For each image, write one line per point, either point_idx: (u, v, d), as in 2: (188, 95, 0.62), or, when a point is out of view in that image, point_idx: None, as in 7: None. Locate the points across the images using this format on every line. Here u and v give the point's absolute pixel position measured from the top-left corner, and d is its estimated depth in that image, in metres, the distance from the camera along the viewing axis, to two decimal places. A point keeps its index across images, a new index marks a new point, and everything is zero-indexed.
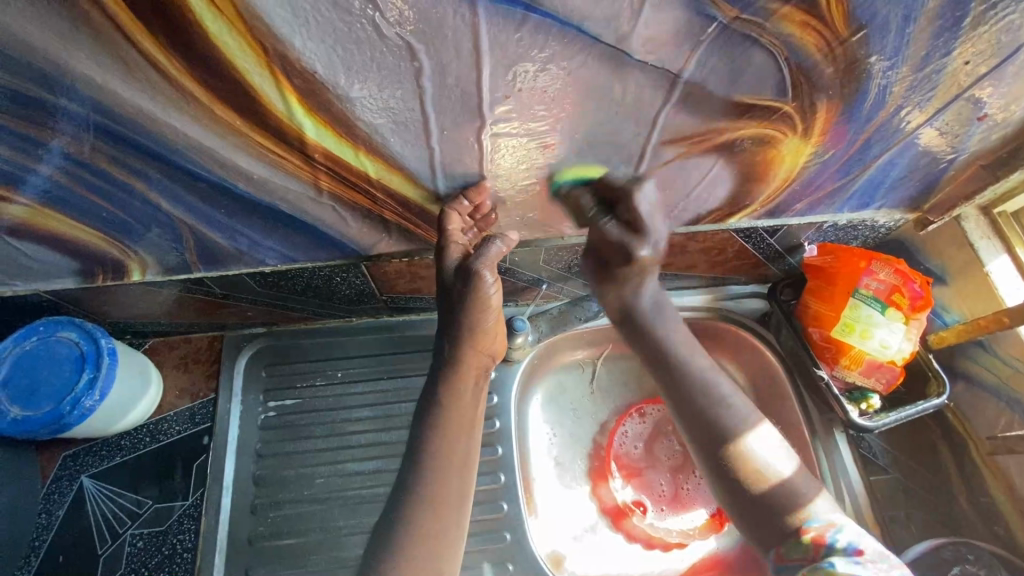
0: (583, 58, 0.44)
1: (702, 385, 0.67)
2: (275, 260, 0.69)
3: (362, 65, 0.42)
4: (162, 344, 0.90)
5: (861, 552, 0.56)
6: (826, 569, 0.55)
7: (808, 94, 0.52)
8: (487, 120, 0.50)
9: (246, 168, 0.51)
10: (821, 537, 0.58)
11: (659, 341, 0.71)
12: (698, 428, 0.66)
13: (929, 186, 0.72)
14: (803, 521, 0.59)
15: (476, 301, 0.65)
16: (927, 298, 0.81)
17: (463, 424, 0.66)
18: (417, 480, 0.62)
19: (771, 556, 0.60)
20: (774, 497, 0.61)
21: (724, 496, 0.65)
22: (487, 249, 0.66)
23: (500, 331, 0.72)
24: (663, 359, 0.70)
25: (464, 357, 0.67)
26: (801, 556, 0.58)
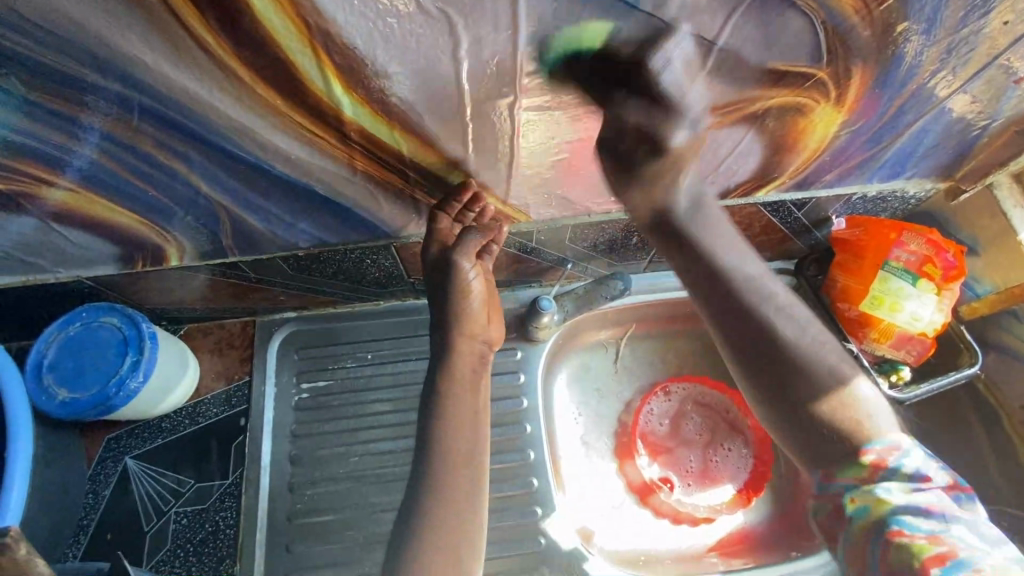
0: (619, 27, 0.44)
1: (758, 299, 0.59)
2: (308, 243, 0.71)
3: (400, 40, 0.43)
4: (197, 330, 0.92)
5: (925, 480, 0.54)
6: (877, 495, 0.53)
7: (843, 59, 0.51)
8: (520, 94, 0.50)
9: (283, 148, 0.52)
10: (883, 460, 0.54)
11: (705, 247, 0.61)
12: (757, 345, 0.58)
13: (962, 153, 0.71)
14: (864, 442, 0.55)
15: (458, 289, 0.70)
16: (961, 268, 0.80)
17: (468, 412, 0.67)
18: (449, 452, 0.64)
19: (819, 476, 0.57)
20: (848, 428, 0.56)
21: (773, 414, 0.59)
22: (465, 240, 0.69)
23: (492, 318, 0.75)
24: (707, 270, 0.61)
25: (456, 345, 0.70)
26: (855, 477, 0.55)
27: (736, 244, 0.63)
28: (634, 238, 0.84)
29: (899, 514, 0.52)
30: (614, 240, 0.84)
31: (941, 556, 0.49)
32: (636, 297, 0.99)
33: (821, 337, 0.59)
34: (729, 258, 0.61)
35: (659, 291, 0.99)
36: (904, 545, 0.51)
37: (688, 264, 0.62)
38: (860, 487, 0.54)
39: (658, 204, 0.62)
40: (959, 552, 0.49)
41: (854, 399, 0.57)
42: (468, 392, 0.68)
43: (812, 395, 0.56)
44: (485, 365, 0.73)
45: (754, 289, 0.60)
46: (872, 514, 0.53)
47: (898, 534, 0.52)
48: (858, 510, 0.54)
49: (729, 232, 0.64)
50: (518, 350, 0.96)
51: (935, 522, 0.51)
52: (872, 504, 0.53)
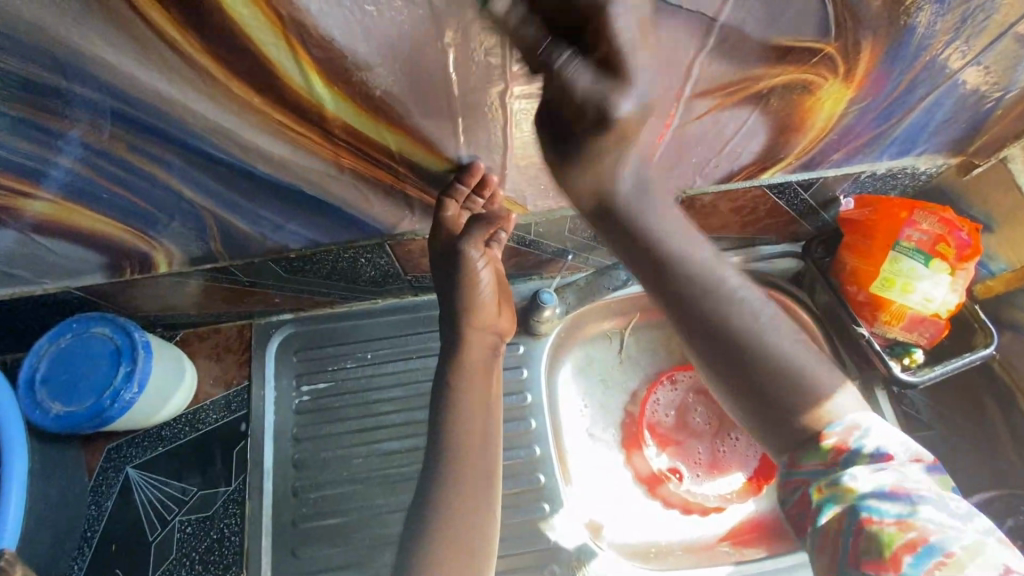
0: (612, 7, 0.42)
1: (712, 285, 0.51)
2: (299, 244, 0.69)
3: (378, 28, 0.40)
4: (193, 336, 0.90)
5: (888, 458, 0.46)
6: (843, 482, 0.45)
7: (851, 32, 0.48)
8: (511, 83, 0.48)
9: (265, 148, 0.50)
10: (841, 441, 0.47)
11: (654, 235, 0.52)
12: (718, 346, 0.51)
13: (975, 126, 0.68)
14: (823, 425, 0.49)
15: (467, 280, 0.68)
16: (975, 247, 0.77)
17: (479, 406, 0.65)
18: (457, 445, 0.61)
19: (786, 465, 0.50)
20: (816, 421, 0.49)
21: (740, 403, 0.51)
22: (471, 227, 0.66)
23: (503, 309, 0.72)
24: (655, 260, 0.52)
25: (467, 336, 0.68)
26: (820, 464, 0.47)
27: (688, 223, 0.54)
28: None
29: (866, 501, 0.44)
30: None
31: (909, 544, 0.41)
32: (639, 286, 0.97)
33: (779, 317, 0.52)
34: (676, 242, 0.52)
35: None
36: (871, 536, 0.43)
37: (639, 259, 0.52)
38: (827, 473, 0.47)
39: (606, 185, 0.49)
40: (928, 537, 0.42)
41: (823, 396, 0.49)
42: (478, 387, 0.66)
43: (782, 386, 0.50)
44: (496, 358, 0.71)
45: (716, 286, 0.51)
46: (841, 503, 0.45)
47: (865, 524, 0.43)
48: (827, 499, 0.46)
49: (674, 209, 0.54)
50: (520, 345, 0.95)
51: (912, 509, 0.43)
52: (841, 492, 0.45)
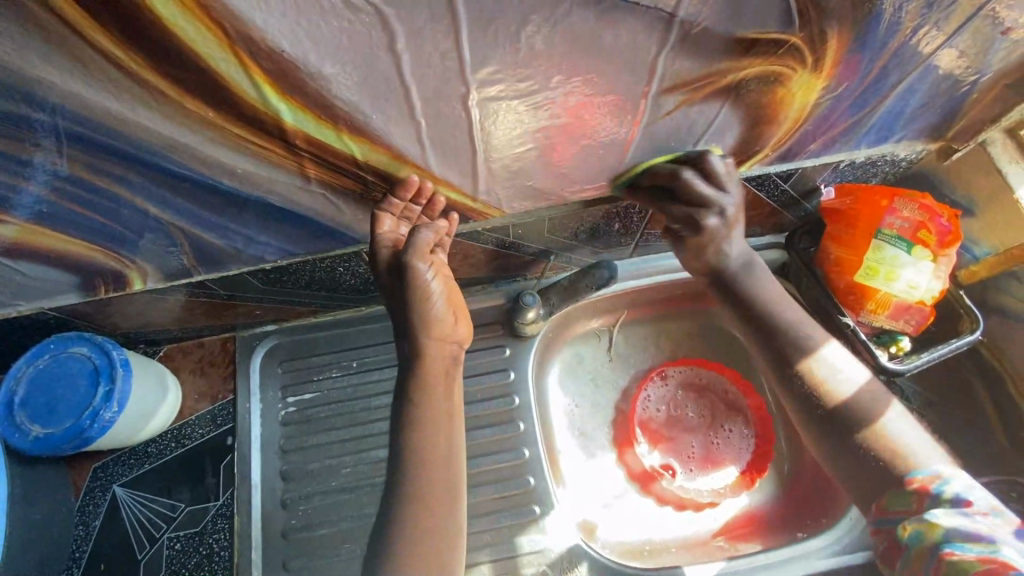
0: (567, 7, 0.41)
1: (779, 321, 0.67)
2: (274, 256, 0.68)
3: (329, 39, 0.39)
4: (177, 351, 0.90)
5: (969, 504, 0.55)
6: (927, 520, 0.55)
7: (816, 22, 0.48)
8: (472, 87, 0.47)
9: (228, 162, 0.50)
10: (922, 488, 0.57)
11: (739, 281, 0.69)
12: (769, 343, 0.67)
13: (952, 111, 0.68)
14: (909, 470, 0.59)
15: (417, 292, 0.65)
16: (956, 233, 0.77)
17: (441, 420, 0.64)
18: (422, 469, 0.61)
19: (872, 511, 0.60)
20: (830, 399, 0.63)
21: (797, 410, 0.66)
22: (413, 239, 0.64)
23: (461, 318, 0.70)
24: (737, 298, 0.69)
25: (426, 350, 0.66)
26: (904, 510, 0.57)
27: (770, 279, 0.71)
28: (617, 224, 0.81)
29: (948, 535, 0.53)
30: (596, 227, 0.80)
31: (993, 572, 0.50)
32: (625, 283, 0.96)
33: (835, 349, 0.66)
34: (761, 285, 0.70)
35: (643, 276, 0.96)
36: (949, 564, 0.52)
37: (725, 296, 0.71)
38: (911, 516, 0.57)
39: (714, 258, 0.70)
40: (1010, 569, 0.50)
41: (829, 368, 0.65)
42: (443, 401, 0.65)
43: (824, 395, 0.64)
44: (458, 369, 0.68)
45: (779, 313, 0.68)
46: (923, 542, 0.54)
47: (949, 555, 0.53)
48: (910, 538, 0.55)
49: (765, 267, 0.71)
50: (506, 347, 0.94)
51: (957, 537, 0.53)
52: (925, 528, 0.55)
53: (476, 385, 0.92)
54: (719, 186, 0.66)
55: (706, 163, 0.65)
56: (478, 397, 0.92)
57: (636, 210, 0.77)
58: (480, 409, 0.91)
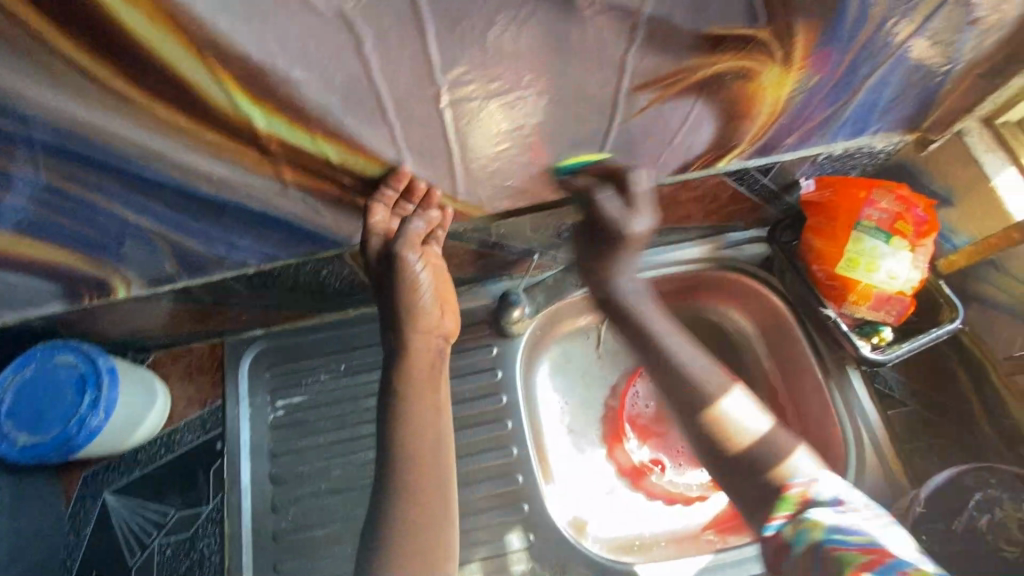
0: (532, 8, 0.41)
1: (677, 359, 0.69)
2: (257, 259, 0.69)
3: (296, 45, 0.40)
4: (165, 357, 0.90)
5: (842, 502, 0.58)
6: (809, 519, 0.57)
7: (782, 18, 0.48)
8: (442, 88, 0.47)
9: (204, 168, 0.50)
10: (802, 494, 0.60)
11: (641, 319, 0.72)
12: (675, 395, 0.69)
13: (926, 102, 0.69)
14: (788, 478, 0.61)
15: (406, 284, 0.67)
16: (931, 223, 0.77)
17: (428, 416, 0.65)
18: (409, 465, 0.61)
19: (761, 520, 0.61)
20: (729, 443, 0.65)
21: (702, 448, 0.67)
22: (405, 230, 0.65)
23: (447, 311, 0.72)
24: (640, 338, 0.71)
25: (412, 343, 0.67)
26: (787, 512, 0.59)
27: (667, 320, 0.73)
28: None
29: (831, 532, 0.55)
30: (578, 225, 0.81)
31: (872, 563, 0.53)
32: None
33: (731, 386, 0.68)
34: (658, 326, 0.72)
35: None
36: (836, 558, 0.54)
37: (631, 336, 0.73)
38: (793, 518, 0.58)
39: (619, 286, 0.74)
40: (887, 558, 0.53)
41: (729, 414, 0.66)
42: (430, 399, 0.66)
43: (718, 434, 0.65)
44: (444, 363, 0.70)
45: (673, 352, 0.70)
46: (808, 539, 0.56)
47: (834, 549, 0.54)
48: (799, 537, 0.56)
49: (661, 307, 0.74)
50: (494, 346, 0.94)
51: (841, 534, 0.55)
52: (808, 527, 0.57)
53: (464, 385, 0.93)
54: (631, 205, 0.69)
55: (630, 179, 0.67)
56: (467, 396, 0.92)
57: None
58: (469, 409, 0.91)
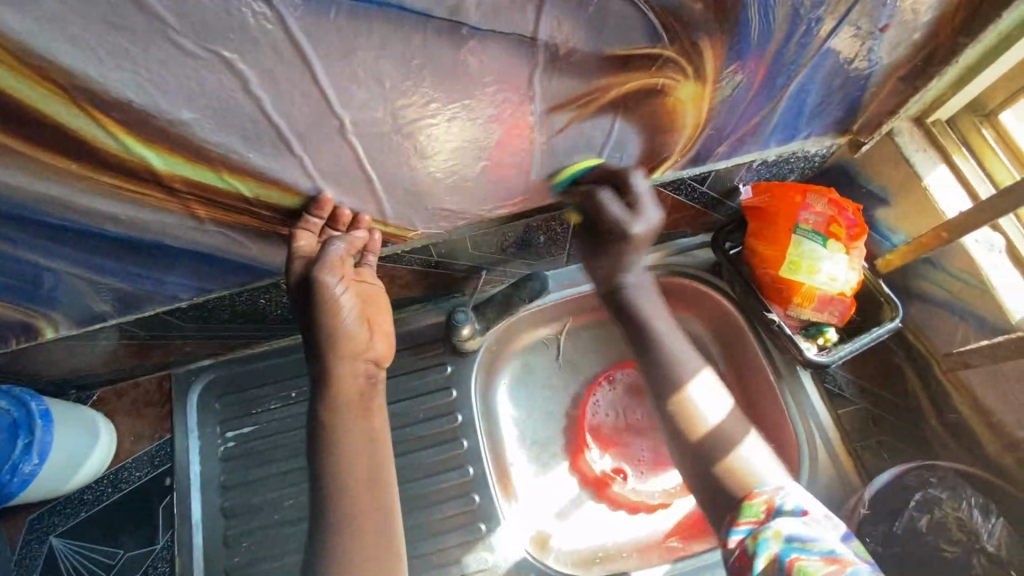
0: (419, 38, 0.40)
1: (662, 345, 0.68)
2: (189, 293, 0.67)
3: (177, 86, 0.39)
4: (111, 393, 0.88)
5: (807, 513, 0.56)
6: (773, 530, 0.56)
7: (683, 34, 0.48)
8: (345, 118, 0.46)
9: (107, 211, 0.49)
10: (769, 502, 0.58)
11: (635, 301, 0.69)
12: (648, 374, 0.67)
13: (852, 105, 0.69)
14: (755, 485, 0.60)
15: (327, 310, 0.60)
16: (861, 226, 0.79)
17: (368, 436, 0.61)
18: (347, 492, 0.58)
19: (727, 524, 0.59)
20: (690, 427, 0.64)
21: (676, 444, 0.65)
22: (326, 253, 0.60)
23: (379, 333, 0.65)
24: (628, 319, 0.69)
25: (337, 371, 0.61)
26: (751, 522, 0.58)
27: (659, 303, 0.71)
28: (542, 236, 0.81)
29: (792, 543, 0.54)
30: (520, 241, 0.80)
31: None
32: (559, 293, 0.96)
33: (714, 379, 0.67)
34: (650, 310, 0.69)
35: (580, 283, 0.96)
36: (797, 571, 0.52)
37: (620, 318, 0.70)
38: (756, 527, 0.57)
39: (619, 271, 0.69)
40: (845, 568, 0.52)
41: (694, 398, 0.65)
42: (368, 420, 0.62)
43: (692, 420, 0.64)
44: (376, 390, 0.64)
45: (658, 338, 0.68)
46: (771, 551, 0.54)
47: (793, 561, 0.53)
48: (761, 547, 0.55)
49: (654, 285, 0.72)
50: (447, 365, 0.94)
51: (804, 543, 0.54)
52: (770, 537, 0.55)
53: (420, 405, 0.92)
54: (638, 205, 0.67)
55: (630, 182, 0.66)
56: (422, 417, 0.92)
57: (558, 223, 0.77)
58: (426, 429, 0.91)
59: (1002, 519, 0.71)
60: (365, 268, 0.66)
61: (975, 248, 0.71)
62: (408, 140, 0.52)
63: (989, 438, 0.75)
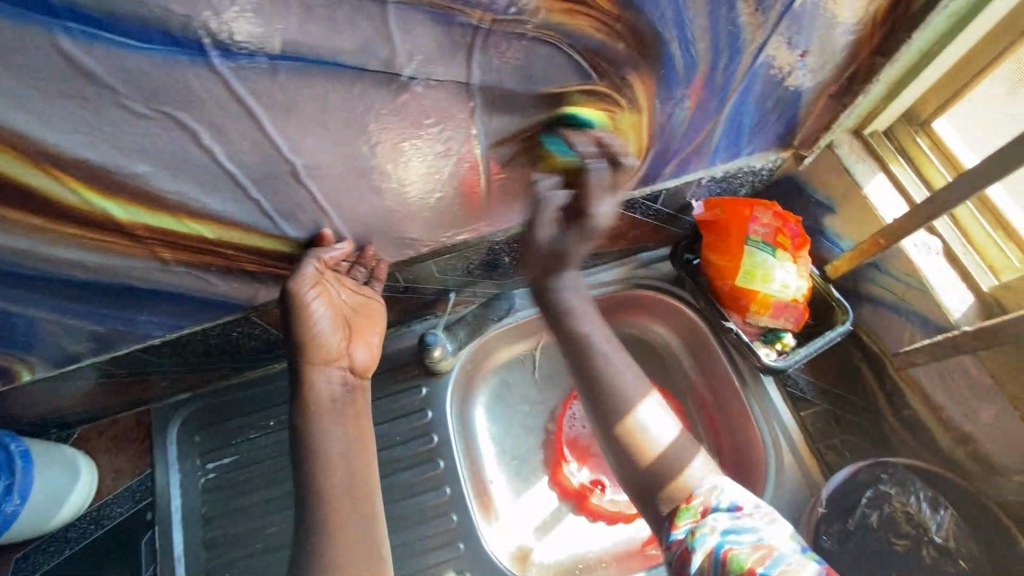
0: (358, 88, 0.44)
1: (608, 366, 0.62)
2: (161, 330, 0.69)
3: (133, 144, 0.42)
4: (92, 431, 0.90)
5: (740, 507, 0.56)
6: (709, 526, 0.55)
7: (612, 71, 0.52)
8: (298, 163, 0.49)
9: (74, 259, 0.51)
10: (706, 499, 0.57)
11: (575, 318, 0.64)
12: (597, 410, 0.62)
13: (789, 122, 0.73)
14: (691, 489, 0.58)
15: (303, 322, 0.62)
16: (804, 237, 0.83)
17: (353, 442, 0.62)
18: (328, 496, 0.58)
19: (667, 528, 0.58)
20: (638, 454, 0.60)
21: (627, 475, 0.61)
22: (300, 268, 0.61)
23: (355, 342, 0.67)
24: (570, 340, 0.63)
25: (311, 375, 0.63)
26: (690, 521, 0.57)
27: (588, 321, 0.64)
28: (506, 258, 0.84)
29: (726, 535, 0.54)
30: (484, 263, 0.83)
31: (763, 559, 0.52)
32: (525, 313, 0.98)
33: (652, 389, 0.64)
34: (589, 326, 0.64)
35: None
36: (729, 561, 0.52)
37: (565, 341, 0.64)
38: (695, 525, 0.56)
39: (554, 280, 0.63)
40: (774, 554, 0.53)
41: (642, 425, 0.61)
42: (353, 424, 0.63)
43: (628, 445, 0.61)
44: (353, 399, 0.65)
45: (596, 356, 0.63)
46: (708, 544, 0.54)
47: (728, 552, 0.53)
48: (698, 542, 0.55)
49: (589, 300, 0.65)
50: (422, 387, 0.96)
51: (736, 535, 0.54)
52: (707, 531, 0.55)
53: (397, 427, 0.94)
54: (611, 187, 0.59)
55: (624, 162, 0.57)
56: (399, 439, 0.94)
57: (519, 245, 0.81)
58: (405, 450, 0.93)
59: (952, 511, 0.74)
60: (368, 287, 0.71)
61: (914, 250, 0.74)
62: (361, 179, 0.55)
63: (943, 431, 0.78)
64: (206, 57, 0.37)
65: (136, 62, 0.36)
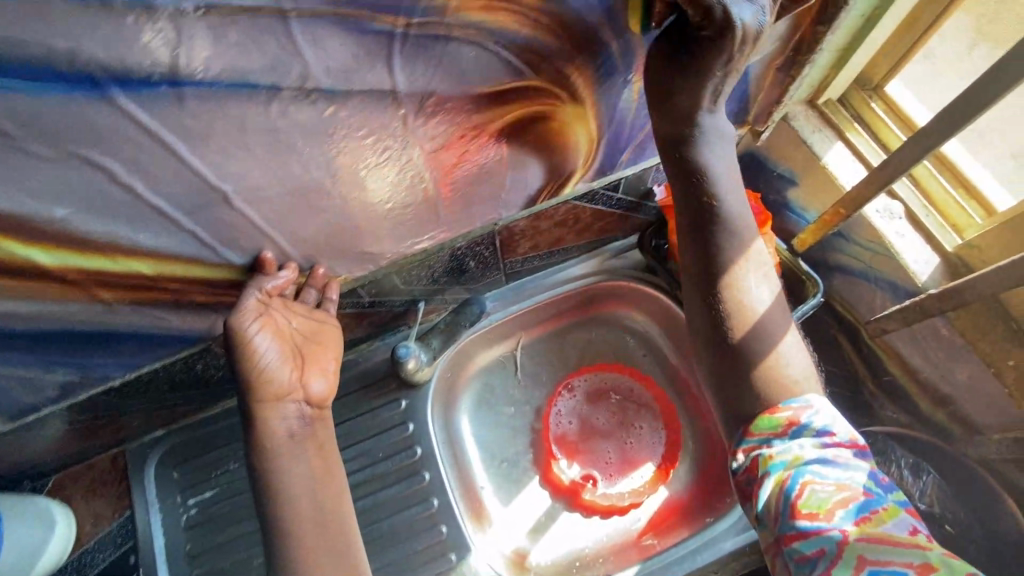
0: (278, 107, 0.42)
1: (736, 247, 0.56)
2: (120, 371, 0.67)
3: (45, 186, 0.40)
4: (67, 477, 0.88)
5: (833, 437, 0.49)
6: (793, 450, 0.49)
7: (547, 66, 0.51)
8: (229, 190, 0.48)
9: (7, 309, 0.49)
10: (793, 420, 0.50)
11: (712, 187, 0.55)
12: (703, 283, 0.56)
13: (743, 98, 0.72)
14: (781, 401, 0.52)
15: (247, 359, 0.59)
16: (765, 214, 0.82)
17: (318, 473, 0.61)
18: (297, 530, 0.58)
19: (740, 432, 0.53)
20: (746, 339, 0.55)
21: (708, 355, 0.57)
22: (241, 300, 0.59)
23: (310, 372, 0.64)
24: (702, 206, 0.56)
25: (260, 417, 0.60)
26: (771, 435, 0.50)
27: (737, 193, 0.57)
28: (473, 261, 0.83)
29: (809, 465, 0.48)
30: (450, 269, 0.82)
31: (846, 502, 0.46)
32: (497, 316, 0.97)
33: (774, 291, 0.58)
34: (729, 198, 0.56)
35: (524, 298, 0.98)
36: (807, 497, 0.46)
37: (692, 204, 0.56)
38: (773, 439, 0.50)
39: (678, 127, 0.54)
40: (858, 498, 0.46)
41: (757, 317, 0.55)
42: (318, 454, 0.62)
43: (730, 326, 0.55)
44: (313, 431, 0.63)
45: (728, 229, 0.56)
46: (786, 469, 0.48)
47: (807, 485, 0.47)
48: (772, 468, 0.49)
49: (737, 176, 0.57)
50: (402, 400, 0.94)
51: (821, 467, 0.47)
52: (784, 455, 0.49)
53: (380, 442, 0.93)
54: None
55: None
56: (383, 455, 0.92)
57: (482, 248, 0.79)
58: (390, 465, 0.92)
59: (935, 476, 0.77)
60: (321, 309, 0.67)
61: (877, 217, 0.74)
62: (303, 200, 0.54)
63: (921, 394, 0.79)
64: (104, 91, 0.36)
65: (27, 103, 0.34)
